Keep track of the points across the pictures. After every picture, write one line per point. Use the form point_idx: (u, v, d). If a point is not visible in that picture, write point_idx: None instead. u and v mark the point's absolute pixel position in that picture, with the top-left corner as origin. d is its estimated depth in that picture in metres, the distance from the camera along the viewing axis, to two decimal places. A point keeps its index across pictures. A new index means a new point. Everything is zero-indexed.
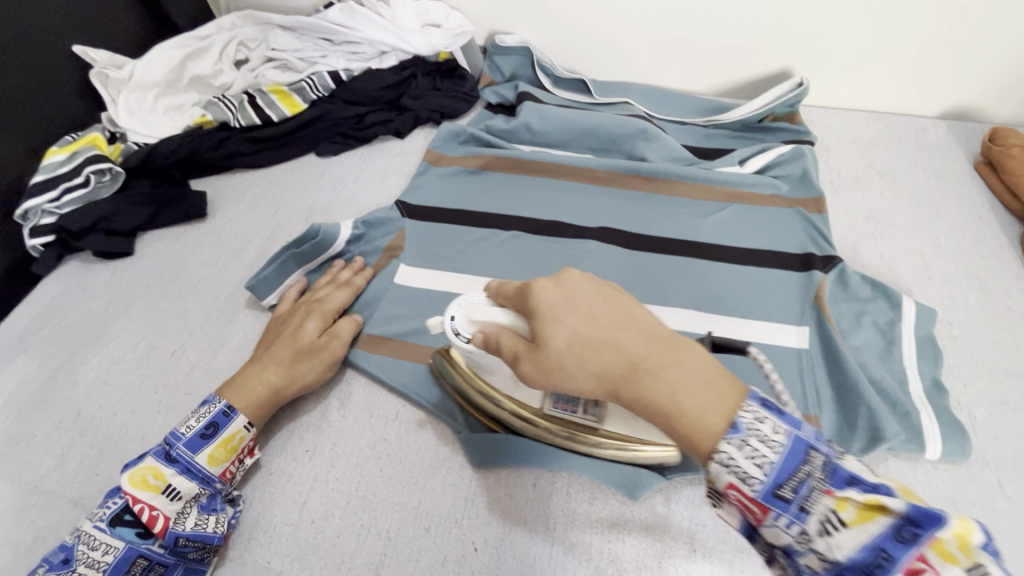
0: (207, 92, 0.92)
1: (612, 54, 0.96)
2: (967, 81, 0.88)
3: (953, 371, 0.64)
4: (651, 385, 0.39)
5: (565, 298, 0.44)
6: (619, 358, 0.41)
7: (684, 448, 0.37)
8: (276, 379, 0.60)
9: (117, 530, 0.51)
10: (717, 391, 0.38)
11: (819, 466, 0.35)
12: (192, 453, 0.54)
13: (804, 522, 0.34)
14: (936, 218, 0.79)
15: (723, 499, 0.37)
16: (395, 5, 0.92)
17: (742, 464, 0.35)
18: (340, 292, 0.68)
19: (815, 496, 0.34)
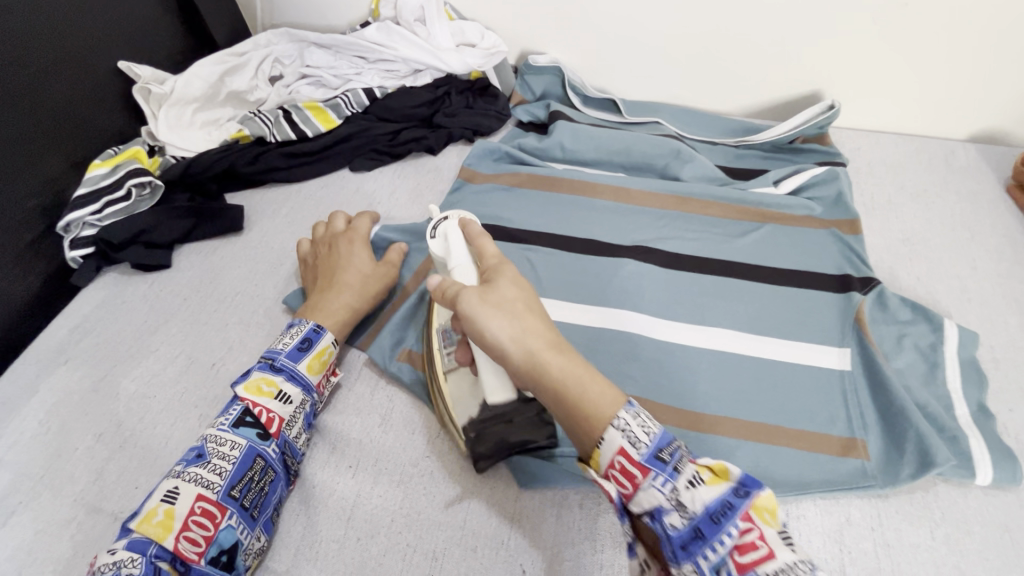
0: (243, 107, 0.94)
1: (642, 74, 0.97)
2: (996, 105, 0.89)
3: (999, 395, 0.63)
4: (557, 367, 0.47)
5: (518, 291, 0.52)
6: (547, 337, 0.49)
7: (653, 447, 0.43)
8: (353, 301, 0.68)
9: (240, 430, 0.55)
10: (611, 391, 0.46)
11: (769, 520, 0.40)
12: (293, 363, 0.60)
13: (745, 562, 0.38)
14: (971, 241, 0.79)
15: (658, 508, 0.42)
16: (432, 25, 0.93)
17: (703, 484, 0.42)
18: (364, 224, 0.76)
19: (776, 547, 0.38)
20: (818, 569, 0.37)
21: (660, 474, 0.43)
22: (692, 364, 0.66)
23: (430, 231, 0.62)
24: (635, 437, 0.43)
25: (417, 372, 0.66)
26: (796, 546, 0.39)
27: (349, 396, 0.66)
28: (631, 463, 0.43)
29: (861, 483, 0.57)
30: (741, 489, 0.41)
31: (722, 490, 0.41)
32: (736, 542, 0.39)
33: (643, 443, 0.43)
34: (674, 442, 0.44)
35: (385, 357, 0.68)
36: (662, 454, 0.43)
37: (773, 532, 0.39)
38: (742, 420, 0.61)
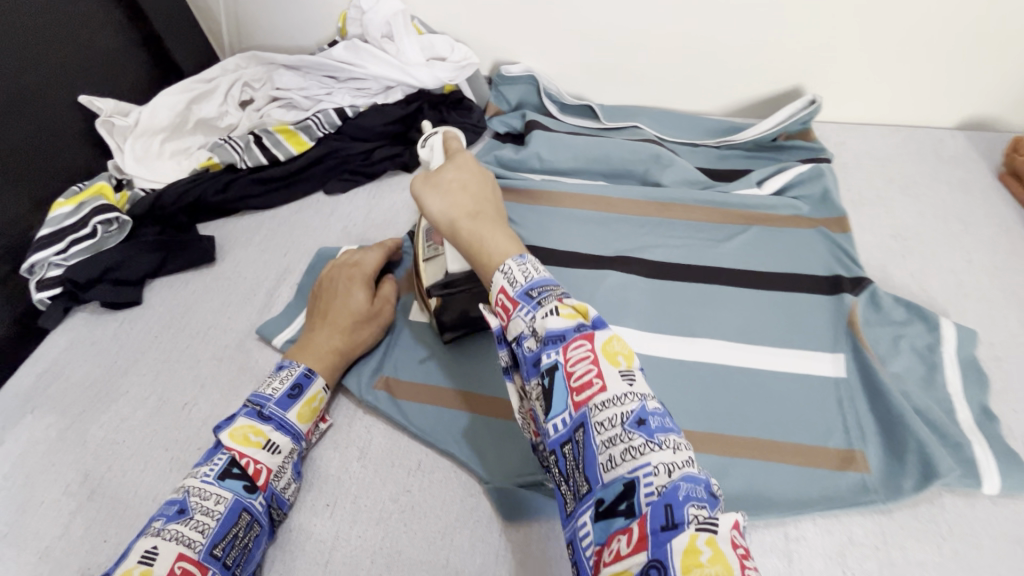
0: (212, 134, 0.91)
1: (619, 79, 0.95)
2: (983, 91, 0.86)
3: (1002, 396, 0.61)
4: (466, 232, 0.52)
5: (461, 178, 0.57)
6: (478, 210, 0.54)
7: (527, 286, 0.43)
8: (339, 344, 0.64)
9: (225, 482, 0.51)
10: (515, 249, 0.49)
11: (618, 360, 0.39)
12: (283, 411, 0.57)
13: (580, 399, 0.38)
14: (965, 233, 0.76)
15: (520, 336, 0.42)
16: (400, 41, 0.91)
17: (558, 315, 0.40)
18: (374, 252, 0.71)
19: (611, 381, 0.38)
20: (648, 397, 0.37)
21: (526, 308, 0.42)
22: (678, 378, 0.63)
23: (422, 140, 0.65)
24: (512, 277, 0.45)
25: (395, 401, 0.64)
26: (635, 381, 0.38)
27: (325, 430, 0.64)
28: (507, 299, 0.44)
29: (862, 498, 0.54)
30: (590, 330, 0.40)
31: (571, 325, 0.40)
32: (571, 371, 0.39)
33: (519, 282, 0.44)
34: (549, 286, 0.43)
35: (363, 387, 0.65)
36: (534, 291, 0.43)
37: (614, 370, 0.38)
38: (733, 436, 0.59)
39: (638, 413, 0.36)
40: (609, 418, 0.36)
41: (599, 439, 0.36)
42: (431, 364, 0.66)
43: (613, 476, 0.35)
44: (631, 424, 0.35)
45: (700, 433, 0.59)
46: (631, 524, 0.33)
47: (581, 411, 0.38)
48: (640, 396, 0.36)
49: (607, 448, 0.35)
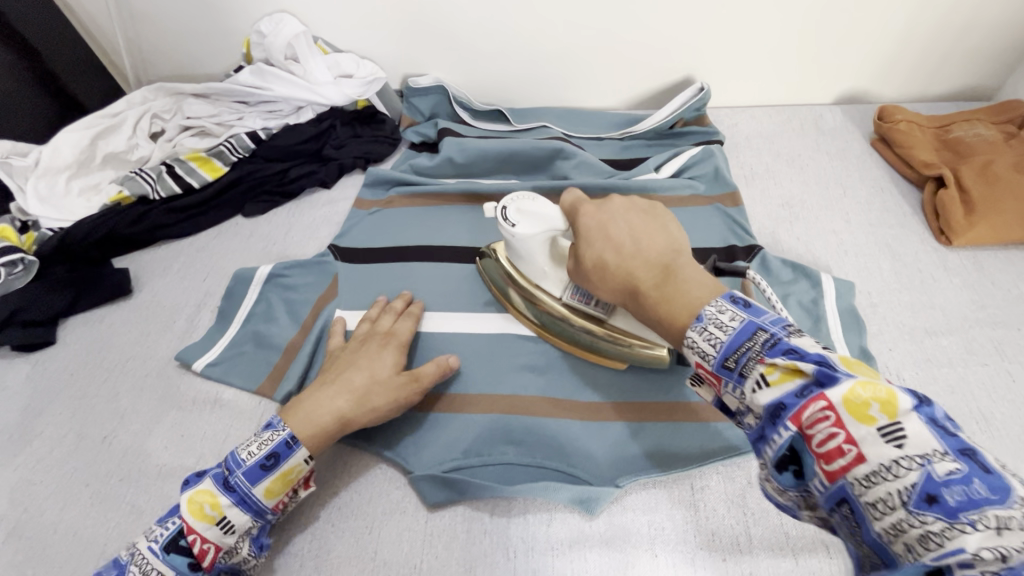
0: (123, 167, 0.90)
1: (525, 83, 0.99)
2: (851, 67, 0.95)
3: (879, 337, 0.66)
4: (648, 303, 0.48)
5: (601, 227, 0.54)
6: (649, 267, 0.49)
7: (720, 356, 0.41)
8: (347, 405, 0.56)
9: (169, 557, 0.49)
10: (693, 309, 0.44)
11: (874, 416, 0.34)
12: (249, 484, 0.51)
13: (835, 470, 0.35)
14: (844, 196, 0.83)
15: (738, 410, 0.42)
16: (306, 62, 0.92)
17: (769, 386, 0.38)
18: (412, 326, 0.66)
19: (867, 447, 0.34)
20: (933, 459, 0.32)
21: (731, 380, 0.41)
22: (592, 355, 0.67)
23: (504, 221, 0.61)
24: (703, 352, 0.42)
25: None
26: (907, 440, 0.33)
27: None
28: (707, 373, 0.42)
29: None
30: (816, 389, 0.36)
31: (790, 390, 0.37)
32: (812, 436, 0.36)
33: (711, 353, 0.42)
34: (743, 342, 0.40)
35: (287, 398, 0.66)
36: (731, 359, 0.41)
37: (868, 431, 0.34)
38: (643, 401, 0.62)
39: (923, 486, 0.31)
40: (888, 502, 0.32)
41: (878, 524, 0.33)
42: None
43: (915, 560, 0.31)
44: (918, 502, 0.31)
45: (612, 403, 0.63)
46: None
47: (838, 483, 0.35)
48: (923, 461, 0.32)
49: (893, 529, 0.32)
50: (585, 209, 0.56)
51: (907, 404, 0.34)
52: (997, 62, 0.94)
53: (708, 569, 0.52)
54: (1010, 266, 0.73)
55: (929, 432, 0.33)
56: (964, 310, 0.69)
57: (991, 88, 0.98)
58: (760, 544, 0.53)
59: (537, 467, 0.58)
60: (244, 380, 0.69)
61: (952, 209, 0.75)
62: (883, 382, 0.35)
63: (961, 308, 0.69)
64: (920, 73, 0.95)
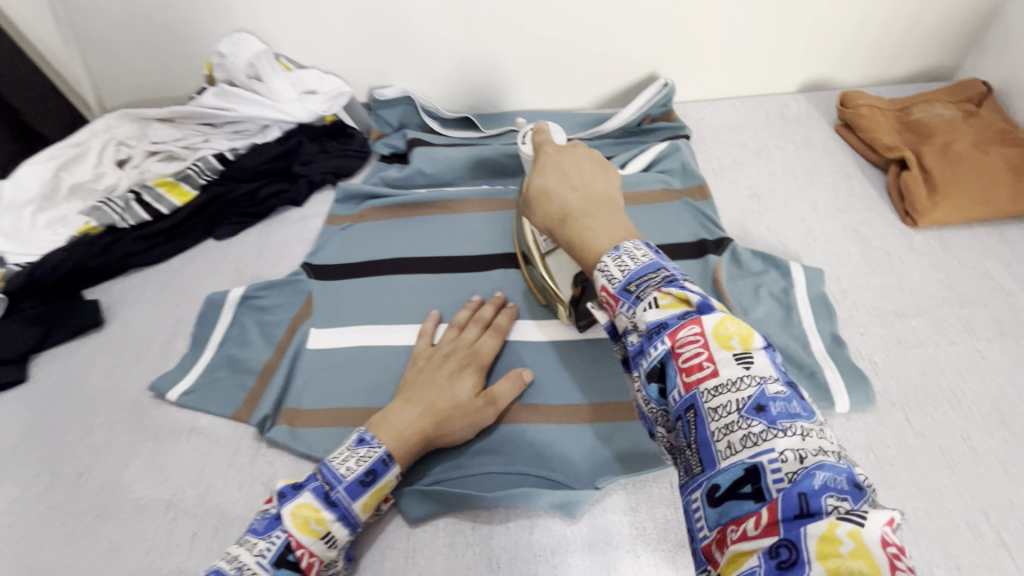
0: (90, 198, 0.88)
1: (491, 89, 1.00)
2: (812, 55, 0.96)
3: (849, 323, 0.67)
4: (574, 226, 0.52)
5: (555, 157, 0.59)
6: (580, 199, 0.54)
7: (624, 281, 0.43)
8: (430, 428, 0.56)
9: (280, 573, 0.47)
10: (620, 238, 0.49)
11: (731, 343, 0.38)
12: (351, 499, 0.51)
13: (692, 380, 0.37)
14: (811, 184, 0.84)
15: (626, 331, 0.43)
16: (270, 80, 0.92)
17: (658, 308, 0.40)
18: (489, 337, 0.66)
19: (722, 366, 0.37)
20: (768, 381, 0.36)
21: (626, 304, 0.42)
22: (567, 358, 0.67)
23: (518, 138, 0.72)
24: (611, 274, 0.44)
25: (295, 430, 0.65)
26: (754, 365, 0.37)
27: (229, 471, 0.64)
28: (609, 295, 0.44)
29: None
30: (696, 313, 0.39)
31: (676, 313, 0.40)
32: (682, 353, 0.38)
33: (617, 277, 0.44)
34: (648, 274, 0.43)
35: (264, 422, 0.66)
36: (632, 284, 0.43)
37: (726, 354, 0.37)
38: (621, 402, 0.63)
39: (756, 398, 0.35)
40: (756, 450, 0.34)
41: (715, 427, 0.35)
42: (332, 388, 0.68)
43: (731, 463, 0.34)
44: (749, 409, 0.35)
45: (589, 406, 0.63)
46: (760, 509, 0.32)
47: (692, 394, 0.37)
48: (760, 379, 0.35)
49: (727, 430, 0.35)
50: (547, 148, 0.61)
51: (760, 342, 0.38)
52: (954, 42, 0.95)
53: (689, 566, 0.52)
54: (975, 244, 0.74)
55: (769, 365, 0.37)
56: (932, 291, 0.69)
57: (950, 67, 0.99)
58: None
59: (517, 474, 0.58)
60: (220, 406, 0.68)
61: (916, 191, 0.76)
62: (748, 326, 0.39)
63: (928, 289, 0.70)
64: (879, 57, 0.96)
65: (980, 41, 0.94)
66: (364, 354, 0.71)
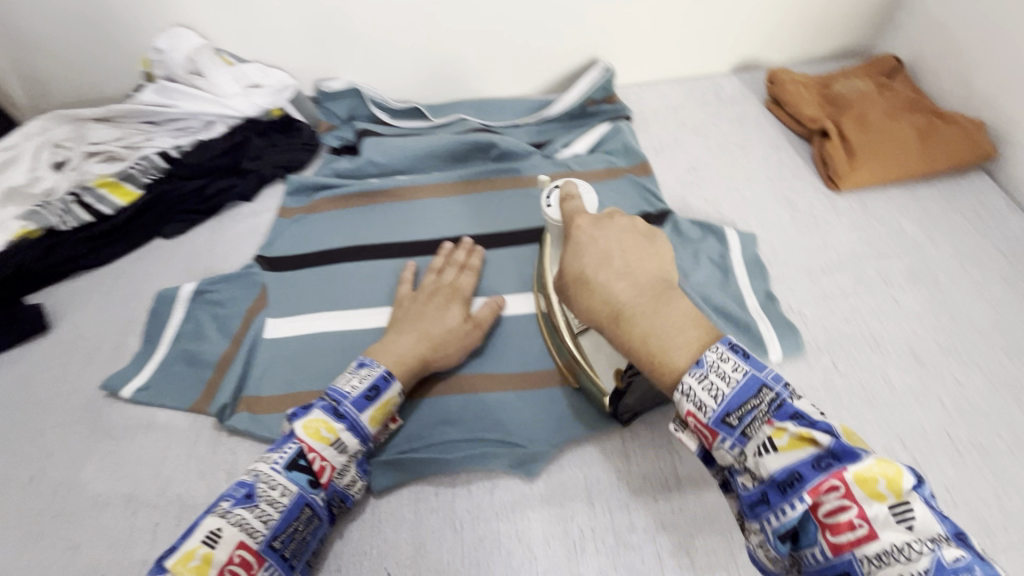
0: (28, 203, 0.85)
1: (438, 79, 1.01)
2: (742, 37, 1.01)
3: (781, 281, 0.72)
4: (630, 331, 0.46)
5: (594, 238, 0.52)
6: (613, 303, 0.48)
7: (720, 410, 0.41)
8: (427, 351, 0.62)
9: (292, 474, 0.51)
10: (691, 352, 0.44)
11: (883, 494, 0.36)
12: (357, 411, 0.55)
13: (841, 543, 0.36)
14: (745, 157, 0.89)
15: (731, 470, 0.42)
16: (211, 75, 0.91)
17: (777, 450, 0.38)
18: (467, 276, 0.71)
19: (881, 528, 0.35)
20: (943, 547, 0.33)
21: (729, 437, 0.41)
22: (521, 329, 0.69)
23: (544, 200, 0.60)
24: (702, 403, 0.41)
25: (256, 416, 0.65)
26: (914, 521, 0.35)
27: (189, 462, 0.64)
28: (702, 426, 0.42)
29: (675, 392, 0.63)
30: (833, 463, 0.37)
31: (801, 457, 0.38)
32: (821, 505, 0.37)
33: (710, 406, 0.41)
34: (748, 400, 0.41)
35: (223, 410, 0.66)
36: (732, 416, 0.41)
37: (881, 510, 0.35)
38: (572, 366, 0.66)
39: (847, 459, 0.36)
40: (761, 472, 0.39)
41: (829, 542, 0.36)
42: (292, 374, 0.69)
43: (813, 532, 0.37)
44: (846, 467, 0.36)
45: (544, 371, 0.66)
46: (856, 556, 0.35)
47: (843, 557, 0.35)
48: (853, 454, 0.36)
49: (890, 573, 0.34)
50: (581, 221, 0.53)
51: (912, 484, 0.36)
52: (868, 21, 1.02)
53: (641, 510, 0.56)
54: (891, 204, 0.80)
55: (933, 518, 0.35)
56: (853, 247, 0.75)
57: (867, 45, 1.06)
58: (687, 481, 0.57)
59: (477, 440, 0.60)
60: (177, 400, 0.68)
61: (837, 158, 0.82)
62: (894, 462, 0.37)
63: (852, 246, 0.75)
64: (802, 37, 1.03)
65: (890, 20, 1.02)
66: (322, 340, 0.72)
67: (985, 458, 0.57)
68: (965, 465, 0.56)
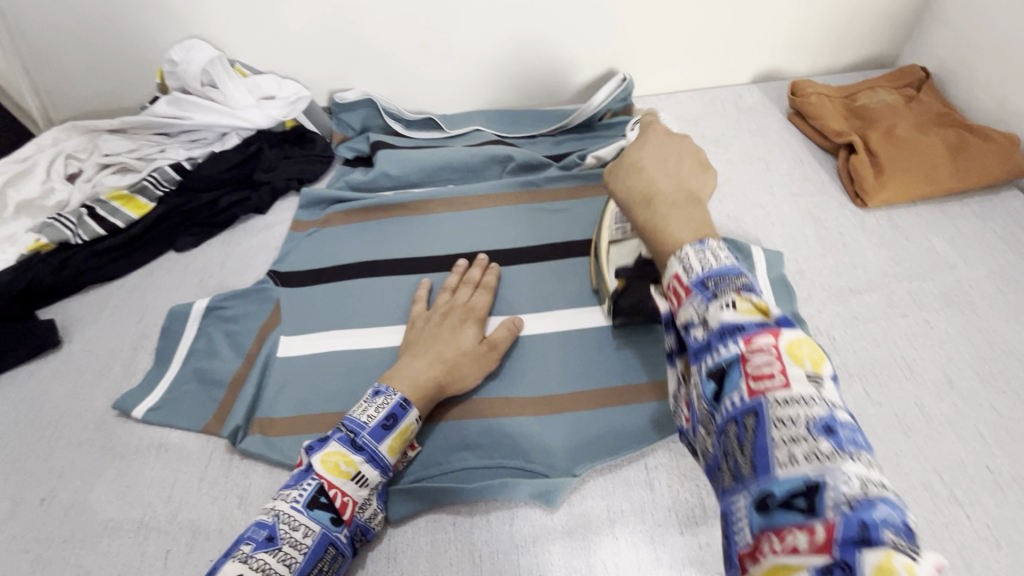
0: (40, 215, 0.84)
1: (453, 89, 1.00)
2: (763, 47, 0.99)
3: (807, 301, 0.70)
4: (654, 210, 0.51)
5: (661, 143, 0.58)
6: (644, 188, 0.54)
7: (703, 277, 0.43)
8: (441, 375, 0.60)
9: (314, 512, 0.49)
10: (702, 236, 0.47)
11: (810, 372, 0.37)
12: (376, 442, 0.54)
13: (757, 387, 0.36)
14: (767, 170, 0.87)
15: (688, 324, 0.42)
16: (225, 86, 0.90)
17: (736, 314, 0.39)
18: (482, 294, 0.70)
19: (799, 390, 0.35)
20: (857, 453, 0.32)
21: (698, 296, 0.42)
22: (540, 350, 0.68)
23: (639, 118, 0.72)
24: (705, 354, 0.39)
25: (270, 439, 0.64)
26: (852, 439, 0.33)
27: (202, 486, 0.62)
28: (682, 285, 0.44)
29: None
30: (774, 327, 0.38)
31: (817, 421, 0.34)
32: (752, 359, 0.37)
33: (694, 269, 0.43)
34: (729, 276, 0.42)
35: (236, 432, 0.64)
36: (709, 280, 0.42)
37: (828, 434, 0.33)
38: (593, 390, 0.64)
39: (825, 419, 0.34)
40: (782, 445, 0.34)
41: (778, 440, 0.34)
42: (306, 395, 0.67)
43: (789, 473, 0.32)
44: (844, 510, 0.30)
45: (564, 394, 0.64)
46: (813, 525, 0.30)
47: (755, 399, 0.36)
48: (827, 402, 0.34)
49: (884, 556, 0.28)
50: (658, 128, 0.60)
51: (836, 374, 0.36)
52: (893, 30, 0.99)
53: (666, 544, 0.54)
54: (920, 222, 0.78)
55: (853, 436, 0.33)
56: (883, 267, 0.73)
57: (890, 55, 1.04)
58: (714, 513, 0.55)
59: (496, 467, 0.59)
60: (190, 420, 0.67)
61: (864, 173, 0.79)
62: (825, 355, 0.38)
63: (881, 266, 0.73)
64: (825, 47, 1.00)
65: (916, 30, 0.99)
66: (336, 359, 0.70)
67: None
68: (1007, 500, 0.54)
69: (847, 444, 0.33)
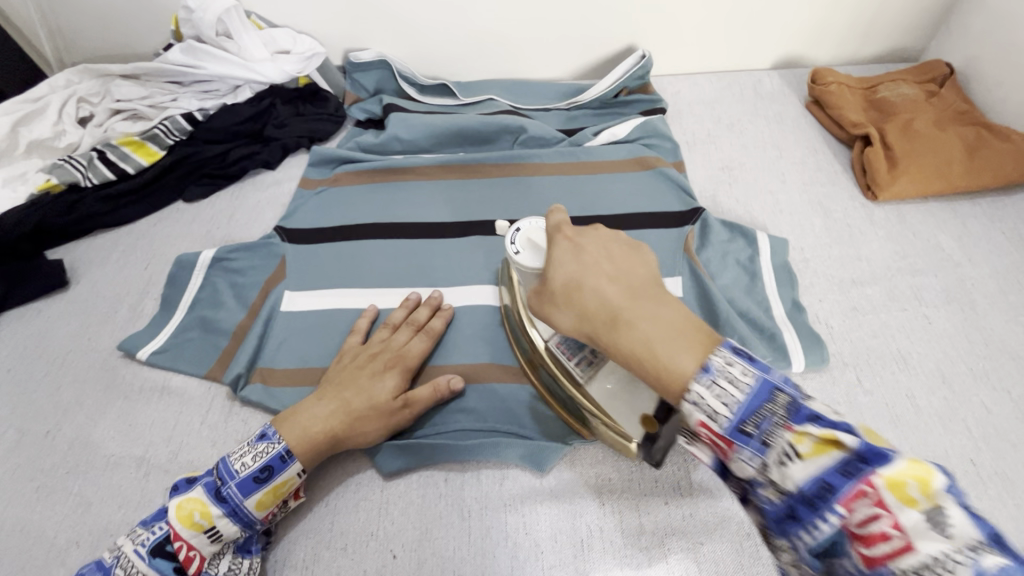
0: (51, 156, 0.84)
1: (470, 56, 0.99)
2: (787, 32, 0.97)
3: (809, 290, 0.70)
4: (628, 334, 0.41)
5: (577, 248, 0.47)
6: (601, 305, 0.43)
7: (736, 418, 0.36)
8: (338, 427, 0.56)
9: (155, 560, 0.49)
10: (693, 347, 0.39)
11: (915, 498, 0.31)
12: (241, 496, 0.51)
13: (874, 555, 0.31)
14: (780, 158, 0.86)
15: (753, 481, 0.37)
16: (240, 37, 0.88)
17: (800, 459, 0.34)
18: (421, 340, 0.63)
19: (915, 537, 0.30)
20: (978, 553, 0.29)
21: (747, 448, 0.36)
22: None
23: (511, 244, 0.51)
24: (713, 412, 0.37)
25: (270, 389, 0.65)
26: (950, 523, 0.30)
27: (202, 429, 0.64)
28: (716, 437, 0.37)
29: None
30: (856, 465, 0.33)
31: (827, 464, 0.33)
32: (851, 516, 0.32)
33: (723, 415, 0.37)
34: (762, 406, 0.36)
35: (237, 380, 0.66)
36: (746, 424, 0.36)
37: (914, 518, 0.30)
38: None
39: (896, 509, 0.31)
40: (786, 483, 0.35)
41: None
42: (308, 350, 0.68)
43: None
44: None
45: None
46: None
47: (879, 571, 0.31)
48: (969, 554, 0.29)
49: None
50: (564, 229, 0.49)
51: (943, 484, 0.31)
52: (922, 23, 0.97)
53: (650, 512, 0.55)
54: (929, 218, 0.78)
55: (969, 520, 0.30)
56: (887, 260, 0.73)
57: (916, 49, 1.02)
58: (700, 486, 0.57)
59: (490, 431, 0.60)
60: (192, 366, 0.68)
61: (877, 166, 0.79)
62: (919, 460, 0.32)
63: (885, 259, 0.73)
64: (849, 37, 0.99)
65: (944, 24, 0.97)
66: (338, 317, 0.71)
67: (1008, 487, 0.55)
68: (986, 493, 0.55)
69: (837, 429, 0.34)
